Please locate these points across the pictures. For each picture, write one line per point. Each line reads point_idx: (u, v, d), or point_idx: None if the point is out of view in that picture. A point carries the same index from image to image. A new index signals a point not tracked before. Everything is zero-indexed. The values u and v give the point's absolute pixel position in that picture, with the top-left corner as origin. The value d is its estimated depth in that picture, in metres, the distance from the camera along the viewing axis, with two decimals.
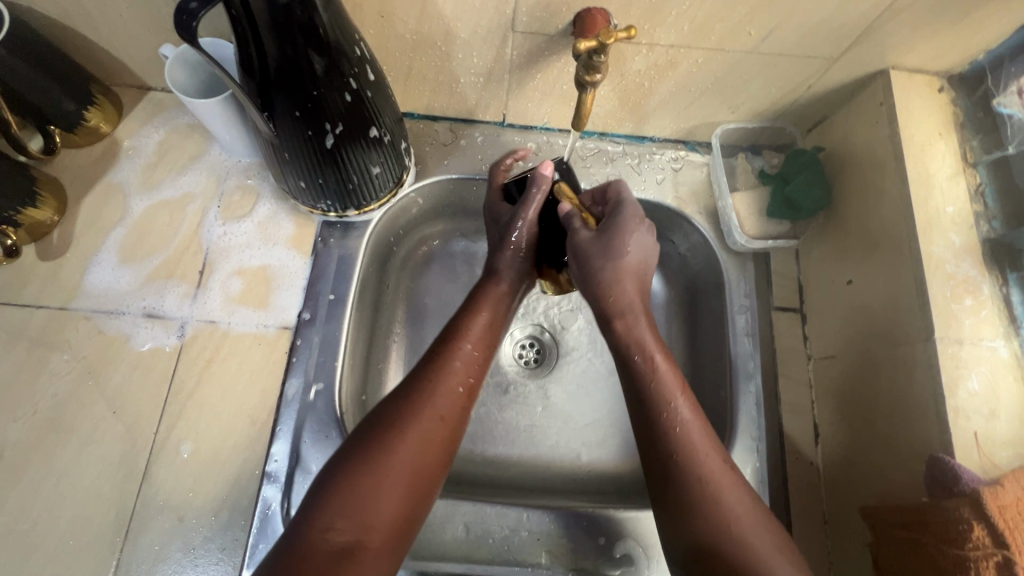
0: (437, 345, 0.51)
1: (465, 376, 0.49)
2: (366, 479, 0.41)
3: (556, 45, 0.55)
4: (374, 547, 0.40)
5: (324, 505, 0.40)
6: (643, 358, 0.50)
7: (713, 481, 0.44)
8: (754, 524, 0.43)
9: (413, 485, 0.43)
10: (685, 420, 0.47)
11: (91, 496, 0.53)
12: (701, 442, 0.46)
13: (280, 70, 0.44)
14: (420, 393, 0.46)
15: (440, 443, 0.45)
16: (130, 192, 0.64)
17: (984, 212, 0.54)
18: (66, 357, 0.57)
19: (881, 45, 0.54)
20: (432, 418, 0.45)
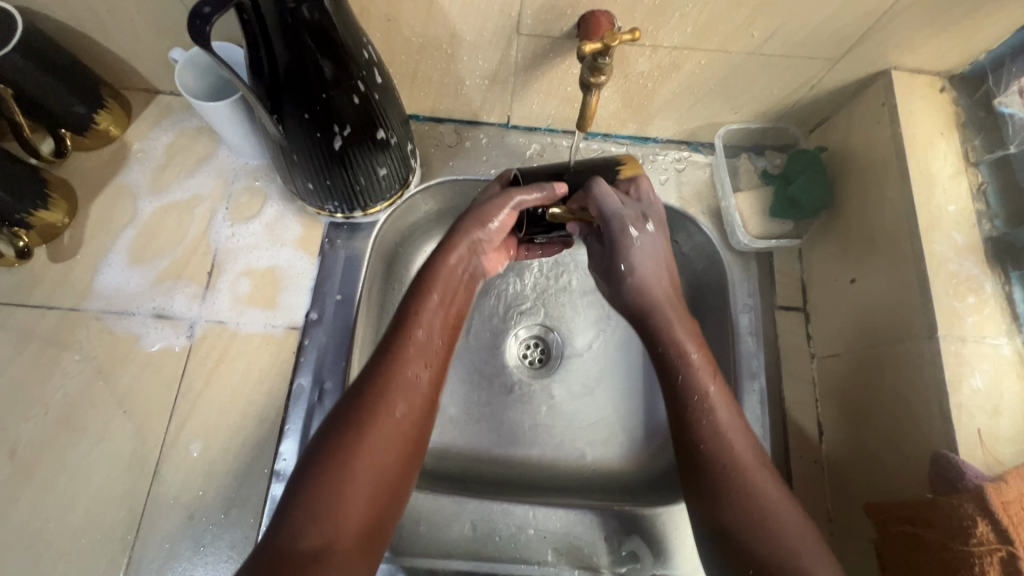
0: (390, 332, 0.49)
1: (422, 365, 0.48)
2: (337, 479, 0.41)
3: (561, 47, 0.55)
4: (346, 548, 0.40)
5: (295, 509, 0.40)
6: (677, 347, 0.52)
7: (740, 463, 0.47)
8: (783, 505, 0.45)
9: (381, 485, 0.43)
10: (714, 406, 0.49)
11: (102, 495, 0.54)
12: (731, 429, 0.48)
13: (290, 73, 0.44)
14: (378, 386, 0.45)
15: (404, 440, 0.45)
16: (139, 194, 0.65)
17: (986, 211, 0.54)
18: (76, 357, 0.58)
19: (882, 46, 0.54)
20: (391, 414, 0.45)
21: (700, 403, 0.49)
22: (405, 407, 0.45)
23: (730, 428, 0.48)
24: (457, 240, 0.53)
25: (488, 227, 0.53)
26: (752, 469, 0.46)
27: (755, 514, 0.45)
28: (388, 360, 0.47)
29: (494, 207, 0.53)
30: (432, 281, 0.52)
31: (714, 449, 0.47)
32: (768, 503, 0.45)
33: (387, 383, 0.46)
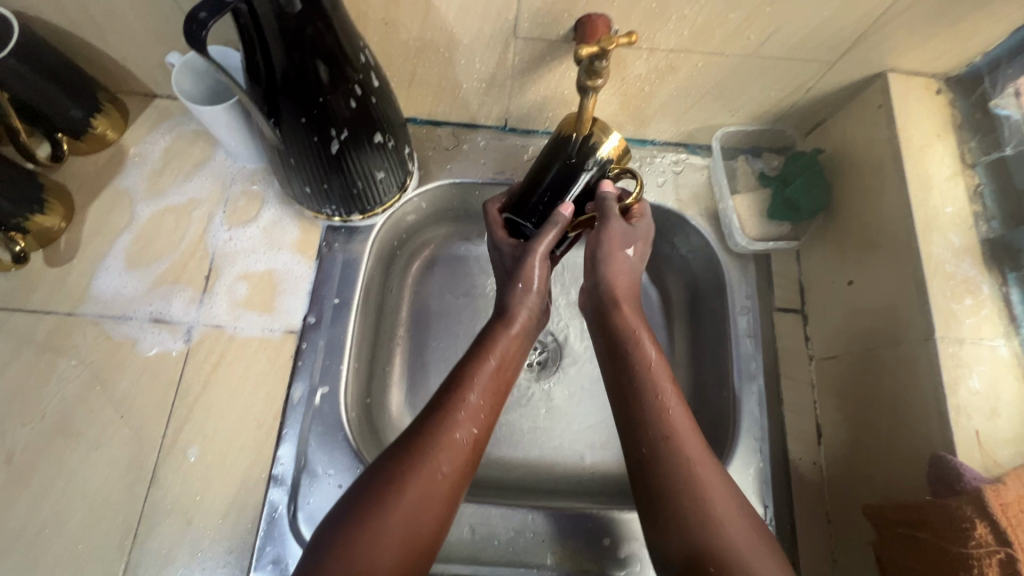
0: (443, 393, 0.49)
1: (470, 429, 0.48)
2: (366, 538, 0.41)
3: (558, 50, 0.55)
4: None
5: (325, 563, 0.40)
6: (649, 381, 0.50)
7: (714, 508, 0.45)
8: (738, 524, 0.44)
9: (412, 546, 0.43)
10: (691, 448, 0.47)
11: (98, 501, 0.54)
12: (707, 470, 0.46)
13: (287, 77, 0.44)
14: (419, 447, 0.46)
15: (442, 502, 0.45)
16: (136, 198, 0.64)
17: (983, 212, 0.54)
18: (73, 362, 0.57)
19: (878, 48, 0.54)
20: (433, 475, 0.45)
21: (671, 442, 0.47)
22: (448, 467, 0.46)
23: (704, 469, 0.46)
24: (516, 309, 0.53)
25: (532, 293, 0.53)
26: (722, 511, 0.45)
27: (726, 562, 0.42)
28: (433, 422, 0.47)
29: (529, 265, 0.52)
30: (491, 343, 0.52)
31: (682, 490, 0.45)
32: (746, 553, 0.43)
33: (427, 445, 0.46)
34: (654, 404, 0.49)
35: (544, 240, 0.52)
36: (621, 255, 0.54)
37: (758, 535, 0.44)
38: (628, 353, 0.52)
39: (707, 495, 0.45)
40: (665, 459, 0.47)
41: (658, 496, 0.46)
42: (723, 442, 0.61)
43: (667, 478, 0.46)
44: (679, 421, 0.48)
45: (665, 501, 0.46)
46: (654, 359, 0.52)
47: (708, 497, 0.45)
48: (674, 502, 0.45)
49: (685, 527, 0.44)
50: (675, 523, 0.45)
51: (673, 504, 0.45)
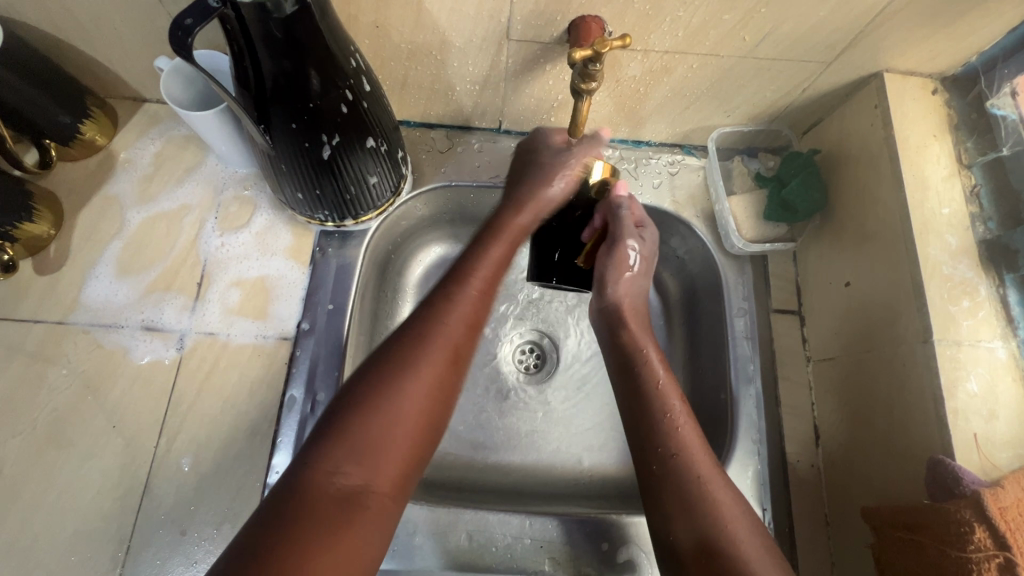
0: (450, 279, 0.50)
1: (477, 311, 0.49)
2: (380, 421, 0.41)
3: (552, 52, 0.55)
4: (382, 490, 0.40)
5: (332, 450, 0.40)
6: (658, 398, 0.51)
7: (725, 531, 0.44)
8: (743, 525, 0.44)
9: (420, 432, 0.43)
10: (701, 464, 0.47)
11: (92, 512, 0.53)
12: (719, 490, 0.46)
13: (277, 84, 0.44)
14: (428, 326, 0.46)
15: (449, 381, 0.45)
16: (126, 205, 0.64)
17: (980, 213, 0.54)
18: (64, 372, 0.57)
19: (873, 48, 0.54)
20: (442, 356, 0.45)
21: (685, 468, 0.47)
22: (455, 348, 0.46)
23: (719, 500, 0.45)
24: (528, 195, 0.54)
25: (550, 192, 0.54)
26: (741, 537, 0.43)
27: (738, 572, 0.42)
28: (440, 308, 0.48)
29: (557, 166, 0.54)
30: (498, 232, 0.53)
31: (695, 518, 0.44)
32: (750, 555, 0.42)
33: (435, 327, 0.46)
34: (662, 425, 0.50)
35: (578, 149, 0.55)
36: (627, 278, 0.59)
37: (760, 541, 0.43)
38: (641, 377, 0.54)
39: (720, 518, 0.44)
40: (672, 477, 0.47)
41: (670, 516, 0.46)
42: (720, 445, 0.61)
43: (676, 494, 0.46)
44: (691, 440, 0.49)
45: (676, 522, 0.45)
46: (665, 383, 0.53)
47: (718, 519, 0.44)
48: (687, 522, 0.45)
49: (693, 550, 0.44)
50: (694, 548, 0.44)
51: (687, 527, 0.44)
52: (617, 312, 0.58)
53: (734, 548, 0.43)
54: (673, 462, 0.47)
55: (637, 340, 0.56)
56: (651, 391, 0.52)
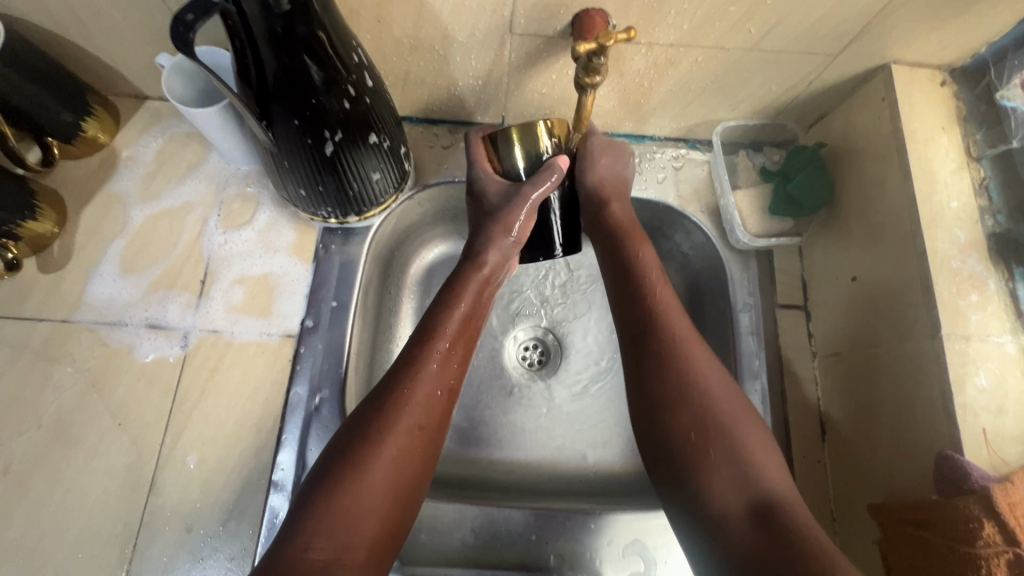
0: (415, 344, 0.50)
1: (444, 377, 0.49)
2: (349, 497, 0.42)
3: (555, 46, 0.54)
4: (356, 562, 0.41)
5: (307, 527, 0.41)
6: (641, 278, 0.53)
7: (705, 388, 0.47)
8: (722, 400, 0.47)
9: (392, 503, 0.44)
10: (686, 341, 0.49)
11: (98, 508, 0.53)
12: (704, 365, 0.49)
13: (279, 79, 0.44)
14: (397, 397, 0.47)
15: (419, 451, 0.46)
16: (129, 202, 0.64)
17: (989, 206, 0.53)
18: (69, 369, 0.57)
19: (881, 40, 0.53)
20: (411, 428, 0.46)
21: (677, 339, 0.50)
22: (424, 418, 0.47)
23: (700, 361, 0.49)
24: (485, 249, 0.54)
25: (510, 236, 0.54)
26: (725, 410, 0.47)
27: (727, 445, 0.45)
28: (407, 376, 0.48)
29: (515, 212, 0.53)
30: (464, 288, 0.54)
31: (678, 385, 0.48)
32: (738, 431, 0.46)
33: (404, 398, 0.47)
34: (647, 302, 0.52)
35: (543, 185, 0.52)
36: (603, 165, 0.59)
37: (747, 417, 0.47)
38: (628, 248, 0.55)
39: (710, 395, 0.47)
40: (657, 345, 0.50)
41: (657, 413, 0.48)
42: None
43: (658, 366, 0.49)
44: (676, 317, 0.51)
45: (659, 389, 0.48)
46: (647, 264, 0.54)
47: (705, 392, 0.47)
48: (676, 391, 0.47)
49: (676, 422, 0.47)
50: (685, 423, 0.47)
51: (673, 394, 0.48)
52: (602, 188, 0.58)
53: (727, 428, 0.46)
54: (656, 331, 0.50)
55: (624, 212, 0.58)
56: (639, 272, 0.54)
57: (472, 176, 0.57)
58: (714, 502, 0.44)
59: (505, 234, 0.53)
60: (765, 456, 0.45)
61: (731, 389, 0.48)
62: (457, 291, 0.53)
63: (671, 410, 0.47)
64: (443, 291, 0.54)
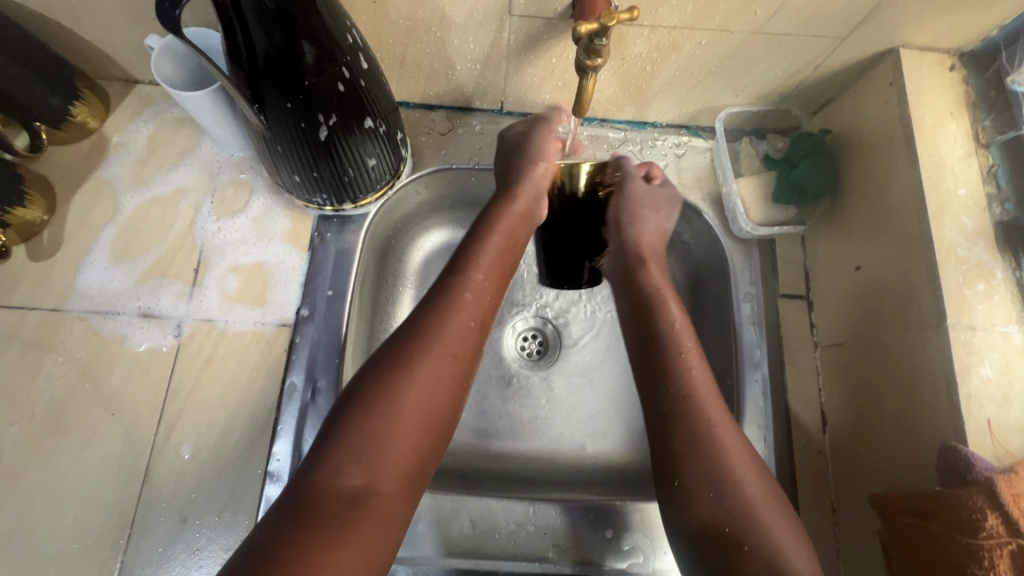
0: (447, 278, 0.51)
1: (476, 310, 0.50)
2: (380, 422, 0.42)
3: (556, 28, 0.53)
4: (385, 492, 0.40)
5: (336, 450, 0.40)
6: (675, 342, 0.52)
7: (736, 471, 0.46)
8: (755, 487, 0.45)
9: (423, 430, 0.43)
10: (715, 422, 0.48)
11: (92, 499, 0.52)
12: (734, 453, 0.47)
13: (270, 59, 0.42)
14: (430, 325, 0.47)
15: (451, 377, 0.46)
16: (120, 188, 0.62)
17: (997, 194, 0.53)
18: (61, 359, 0.56)
19: (890, 22, 0.52)
20: (443, 354, 0.46)
21: (711, 412, 0.48)
22: (455, 347, 0.47)
23: (732, 447, 0.47)
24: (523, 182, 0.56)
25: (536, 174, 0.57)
26: (754, 486, 0.45)
27: (750, 520, 0.43)
28: (441, 307, 0.48)
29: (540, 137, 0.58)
30: (497, 222, 0.54)
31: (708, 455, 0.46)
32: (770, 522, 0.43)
33: (436, 327, 0.47)
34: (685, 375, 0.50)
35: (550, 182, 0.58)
36: (646, 227, 0.60)
37: (776, 497, 0.45)
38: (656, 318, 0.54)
39: (742, 471, 0.46)
40: (688, 419, 0.48)
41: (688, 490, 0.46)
42: None
43: (686, 436, 0.47)
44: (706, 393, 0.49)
45: (690, 466, 0.46)
46: (681, 329, 0.53)
47: (729, 464, 0.46)
48: (697, 466, 0.46)
49: (706, 495, 0.45)
50: (719, 493, 0.45)
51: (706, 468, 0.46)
52: (638, 252, 0.59)
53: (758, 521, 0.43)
54: (686, 402, 0.49)
55: (655, 280, 0.57)
56: (673, 333, 0.53)
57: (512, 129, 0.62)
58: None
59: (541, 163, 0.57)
60: (791, 538, 0.43)
61: (757, 463, 0.47)
62: (489, 229, 0.54)
63: (703, 481, 0.46)
64: (479, 223, 0.55)
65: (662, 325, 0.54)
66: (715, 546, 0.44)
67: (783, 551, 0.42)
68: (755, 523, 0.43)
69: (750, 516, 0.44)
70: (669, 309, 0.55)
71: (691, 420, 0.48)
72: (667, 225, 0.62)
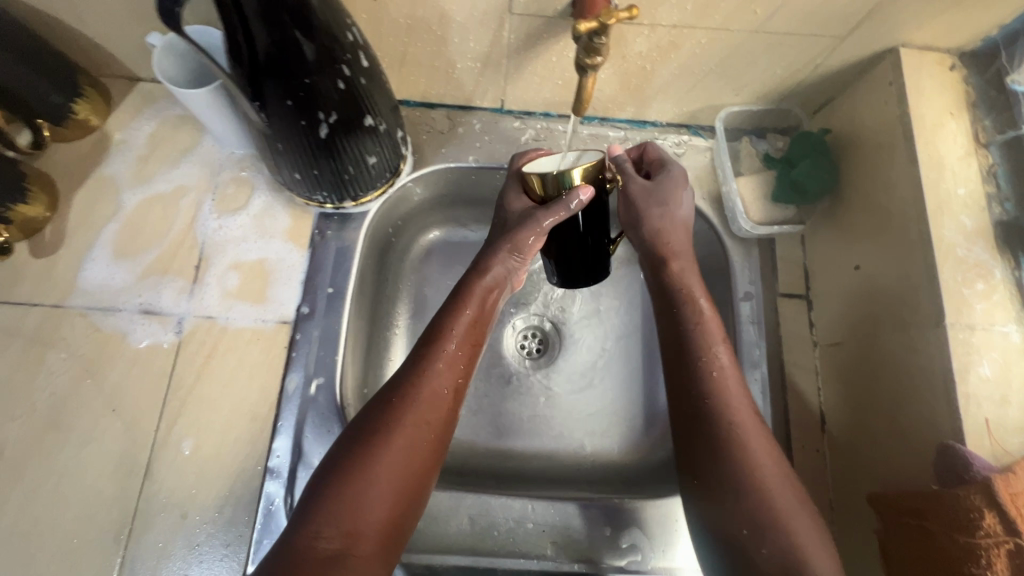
0: (421, 346, 0.49)
1: (451, 377, 0.48)
2: (356, 490, 0.40)
3: (556, 27, 0.53)
4: (361, 555, 0.39)
5: (315, 513, 0.40)
6: (703, 341, 0.50)
7: (761, 476, 0.44)
8: (782, 489, 0.44)
9: (400, 494, 0.42)
10: (741, 425, 0.46)
11: (93, 495, 0.53)
12: (761, 454, 0.45)
13: (270, 57, 0.43)
14: (405, 392, 0.46)
15: (428, 446, 0.44)
16: (122, 186, 0.63)
17: (996, 193, 0.53)
18: (62, 355, 0.56)
19: (890, 22, 0.52)
20: (418, 422, 0.44)
21: (735, 414, 0.47)
22: (429, 414, 0.45)
23: (760, 452, 0.45)
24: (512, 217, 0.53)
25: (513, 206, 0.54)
26: (780, 487, 0.44)
27: (772, 526, 0.43)
28: (415, 373, 0.47)
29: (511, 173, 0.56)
30: (468, 296, 0.52)
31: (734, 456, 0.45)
32: (792, 523, 0.43)
33: (411, 394, 0.45)
34: (711, 376, 0.49)
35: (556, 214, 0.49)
36: (656, 213, 0.56)
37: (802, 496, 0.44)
38: (685, 312, 0.52)
39: (767, 471, 0.45)
40: (713, 421, 0.47)
41: (710, 494, 0.46)
42: None
43: (713, 439, 0.46)
44: (732, 393, 0.48)
45: (714, 467, 0.46)
46: (710, 323, 0.52)
47: (756, 468, 0.45)
48: (721, 471, 0.45)
49: (727, 498, 0.45)
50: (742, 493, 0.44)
51: (730, 470, 0.45)
52: (660, 243, 0.55)
53: (781, 526, 0.43)
54: (712, 406, 0.47)
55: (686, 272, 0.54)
56: (701, 330, 0.51)
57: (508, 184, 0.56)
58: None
59: (513, 253, 0.52)
60: (812, 538, 0.42)
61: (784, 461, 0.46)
62: (461, 298, 0.52)
63: (726, 483, 0.45)
64: (450, 298, 0.53)
65: (689, 319, 0.52)
66: (736, 544, 0.44)
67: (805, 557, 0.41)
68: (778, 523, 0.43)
69: (772, 516, 0.43)
70: (696, 302, 0.52)
71: (715, 422, 0.47)
72: (680, 212, 0.56)
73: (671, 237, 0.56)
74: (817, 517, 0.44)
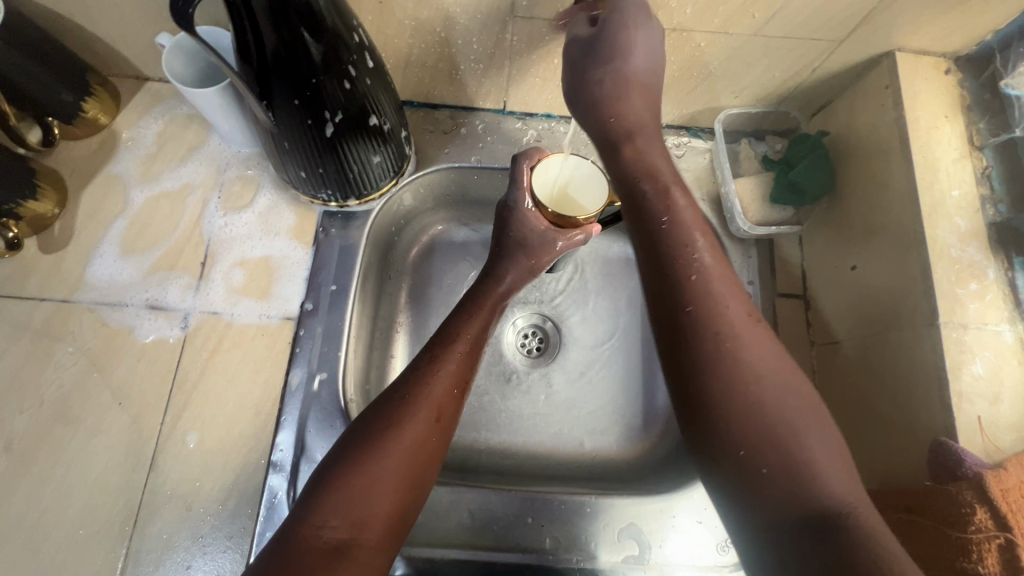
0: (431, 348, 0.50)
1: (461, 378, 0.49)
2: (363, 482, 0.41)
3: (557, 30, 0.54)
4: (367, 545, 0.40)
5: (321, 504, 0.40)
6: (683, 234, 0.44)
7: (757, 379, 0.38)
8: (780, 393, 0.38)
9: (406, 485, 0.43)
10: (733, 321, 0.40)
11: (99, 486, 0.54)
12: (759, 358, 0.39)
13: (278, 57, 0.44)
14: (415, 389, 0.46)
15: (434, 443, 0.45)
16: (130, 183, 0.64)
17: (990, 195, 0.53)
18: (70, 349, 0.57)
19: (885, 26, 0.53)
20: (427, 418, 0.45)
21: (717, 319, 0.41)
22: (437, 411, 0.46)
23: (757, 353, 0.39)
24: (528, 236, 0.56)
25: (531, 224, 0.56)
26: (778, 394, 0.38)
27: (779, 443, 0.36)
28: (426, 371, 0.48)
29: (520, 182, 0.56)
30: (481, 305, 0.53)
31: (721, 370, 0.39)
32: (802, 440, 0.36)
33: (419, 390, 0.46)
34: (692, 273, 0.43)
35: (571, 239, 0.56)
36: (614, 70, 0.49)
37: (807, 402, 0.38)
38: (657, 199, 0.46)
39: (757, 380, 0.38)
40: (696, 329, 0.40)
41: (705, 413, 0.39)
42: None
43: (702, 342, 0.40)
44: (717, 285, 0.42)
45: (705, 383, 0.39)
46: (686, 211, 0.46)
47: (753, 373, 0.39)
48: (714, 382, 0.39)
49: (718, 411, 0.38)
50: (729, 412, 0.38)
51: (719, 390, 0.38)
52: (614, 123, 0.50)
53: (791, 444, 0.36)
54: (700, 305, 0.41)
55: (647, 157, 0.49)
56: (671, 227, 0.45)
57: (509, 194, 0.56)
58: (758, 502, 0.36)
59: (528, 267, 0.56)
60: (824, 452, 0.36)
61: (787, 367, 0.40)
62: (477, 306, 0.53)
63: (716, 408, 0.38)
64: (464, 303, 0.54)
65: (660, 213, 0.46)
66: (738, 478, 0.37)
67: (817, 476, 0.35)
68: (782, 447, 0.36)
69: (773, 438, 0.36)
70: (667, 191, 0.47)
71: (695, 333, 0.40)
72: (626, 68, 0.48)
73: (630, 102, 0.50)
74: (831, 429, 0.38)
